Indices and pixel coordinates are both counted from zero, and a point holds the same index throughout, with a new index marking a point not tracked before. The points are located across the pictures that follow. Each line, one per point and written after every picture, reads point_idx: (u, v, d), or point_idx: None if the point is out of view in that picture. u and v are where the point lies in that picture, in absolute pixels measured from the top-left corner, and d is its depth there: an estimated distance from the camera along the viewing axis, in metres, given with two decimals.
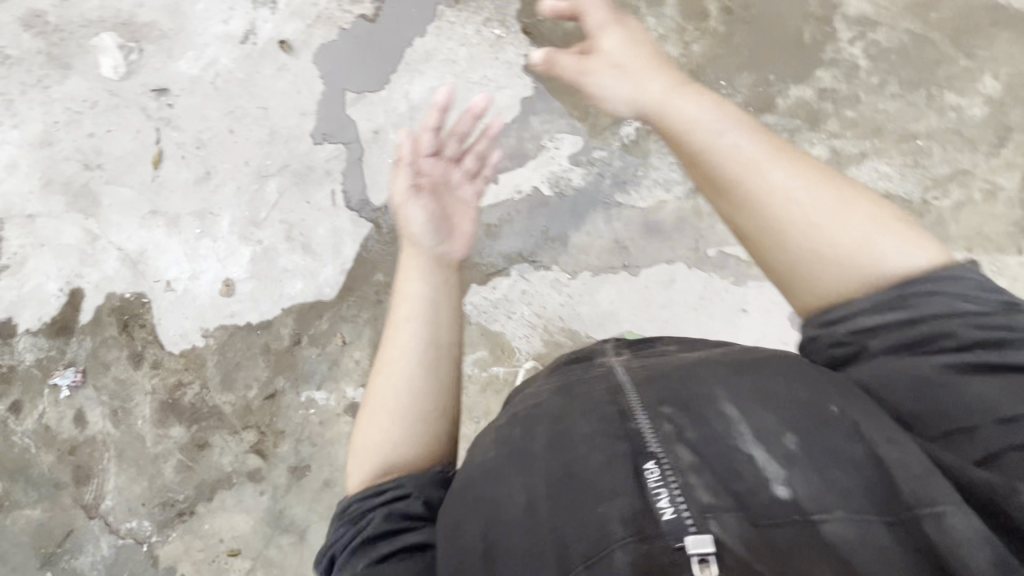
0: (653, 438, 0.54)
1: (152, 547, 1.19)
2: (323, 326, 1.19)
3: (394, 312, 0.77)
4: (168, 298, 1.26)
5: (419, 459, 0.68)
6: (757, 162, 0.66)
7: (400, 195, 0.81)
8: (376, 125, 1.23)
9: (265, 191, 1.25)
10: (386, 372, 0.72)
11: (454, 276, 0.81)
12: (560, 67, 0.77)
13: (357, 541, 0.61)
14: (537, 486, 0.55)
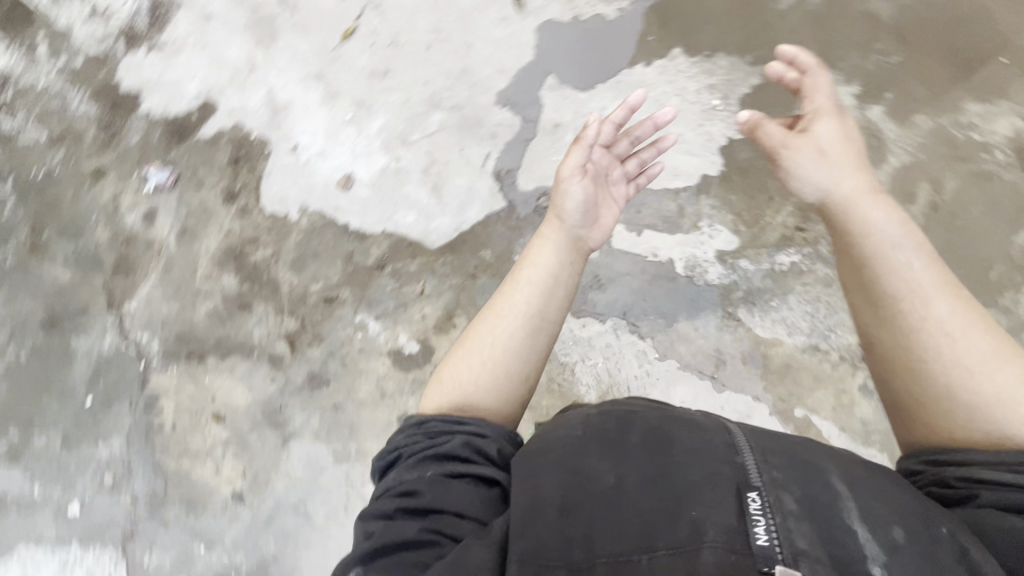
0: (756, 472, 0.59)
1: (149, 368, 1.18)
2: (411, 266, 1.20)
3: (519, 271, 0.85)
4: (286, 159, 1.25)
5: (500, 407, 0.78)
6: (924, 289, 0.72)
7: (566, 170, 0.90)
8: (560, 120, 1.22)
9: (427, 118, 1.24)
10: (499, 322, 0.81)
11: (581, 260, 0.90)
12: (765, 134, 0.87)
13: (428, 451, 0.68)
14: (628, 474, 0.61)
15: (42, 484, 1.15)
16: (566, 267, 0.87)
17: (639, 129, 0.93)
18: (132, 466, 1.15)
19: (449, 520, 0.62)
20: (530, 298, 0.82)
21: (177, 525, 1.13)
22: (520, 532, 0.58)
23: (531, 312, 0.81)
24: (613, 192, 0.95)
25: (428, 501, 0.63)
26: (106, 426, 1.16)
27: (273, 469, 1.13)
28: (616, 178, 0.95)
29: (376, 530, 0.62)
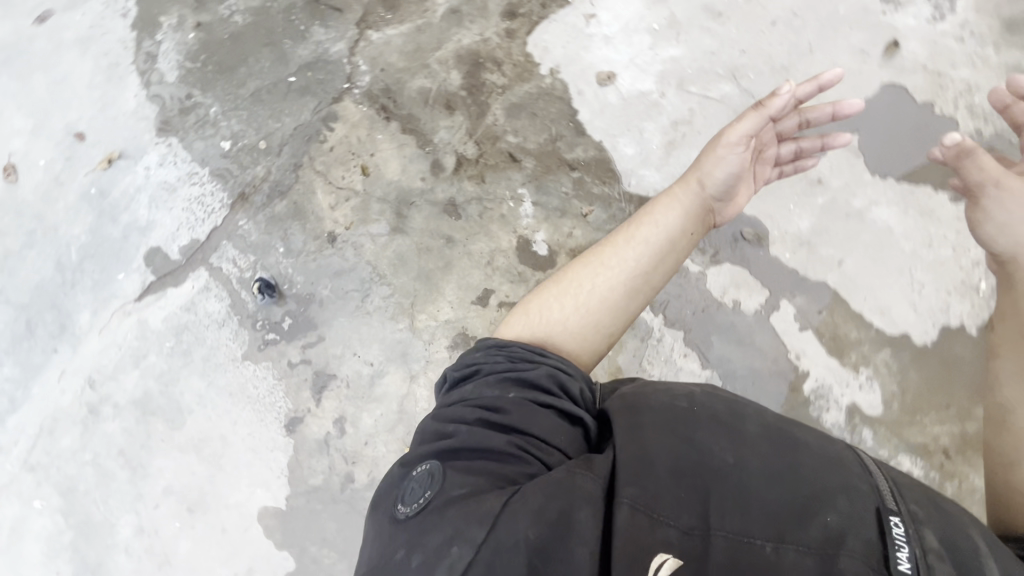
0: (895, 504, 0.57)
1: (348, 92, 1.26)
2: (594, 190, 1.16)
3: (634, 231, 0.81)
4: (576, 20, 1.22)
5: (580, 350, 0.76)
6: None
7: (729, 137, 0.81)
8: (826, 178, 1.10)
9: (717, 82, 1.16)
10: (602, 273, 0.78)
11: (699, 232, 0.84)
12: (977, 165, 0.76)
13: (511, 375, 0.69)
14: (750, 459, 0.60)
15: (216, 110, 1.28)
16: (686, 236, 0.81)
17: (815, 112, 0.84)
18: (282, 149, 1.24)
19: (536, 442, 0.63)
20: (642, 260, 0.78)
21: (275, 218, 1.21)
22: (629, 479, 0.57)
23: (635, 271, 0.78)
24: (756, 172, 0.88)
25: (513, 419, 0.64)
26: (286, 106, 1.26)
27: (366, 242, 1.19)
28: (766, 160, 0.88)
29: (458, 432, 0.64)
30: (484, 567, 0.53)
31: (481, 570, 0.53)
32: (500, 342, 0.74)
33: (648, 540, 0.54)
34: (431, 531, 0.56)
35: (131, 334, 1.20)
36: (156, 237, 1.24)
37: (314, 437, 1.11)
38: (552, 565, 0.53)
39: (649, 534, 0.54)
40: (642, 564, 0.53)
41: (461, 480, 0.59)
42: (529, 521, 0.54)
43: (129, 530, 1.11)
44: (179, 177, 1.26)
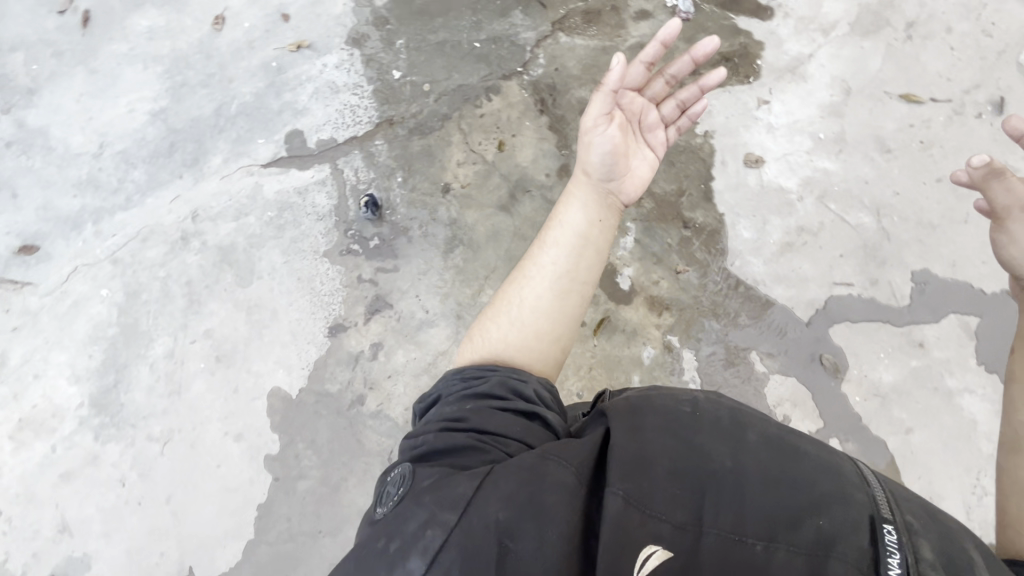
0: (890, 515, 0.59)
1: (518, 75, 1.34)
2: (696, 253, 1.15)
3: (546, 239, 0.83)
4: (750, 99, 1.24)
5: (530, 360, 0.79)
6: None
7: (591, 120, 0.86)
8: (929, 344, 1.06)
9: (859, 209, 1.14)
10: (529, 284, 0.81)
11: (613, 218, 0.87)
12: (998, 188, 0.77)
13: (465, 392, 0.73)
14: (750, 466, 0.61)
15: (402, 43, 1.39)
16: (596, 226, 0.83)
17: (675, 65, 0.91)
18: (439, 97, 1.34)
19: (494, 438, 0.66)
20: (565, 263, 0.81)
21: (407, 150, 1.30)
22: (624, 472, 0.58)
23: (559, 277, 0.81)
24: (649, 139, 0.92)
25: (468, 422, 0.68)
26: (460, 64, 1.36)
27: (473, 206, 1.25)
28: (650, 123, 0.91)
29: (424, 441, 0.67)
30: (458, 547, 0.54)
31: (455, 554, 0.53)
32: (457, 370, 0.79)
33: (638, 532, 0.55)
34: (408, 519, 0.57)
35: (245, 192, 1.30)
36: (303, 122, 1.36)
37: (348, 349, 1.16)
38: (525, 548, 0.54)
39: (641, 526, 0.56)
40: (633, 554, 0.54)
41: (429, 473, 0.61)
42: (500, 502, 0.56)
43: (162, 350, 1.19)
44: (346, 83, 1.38)
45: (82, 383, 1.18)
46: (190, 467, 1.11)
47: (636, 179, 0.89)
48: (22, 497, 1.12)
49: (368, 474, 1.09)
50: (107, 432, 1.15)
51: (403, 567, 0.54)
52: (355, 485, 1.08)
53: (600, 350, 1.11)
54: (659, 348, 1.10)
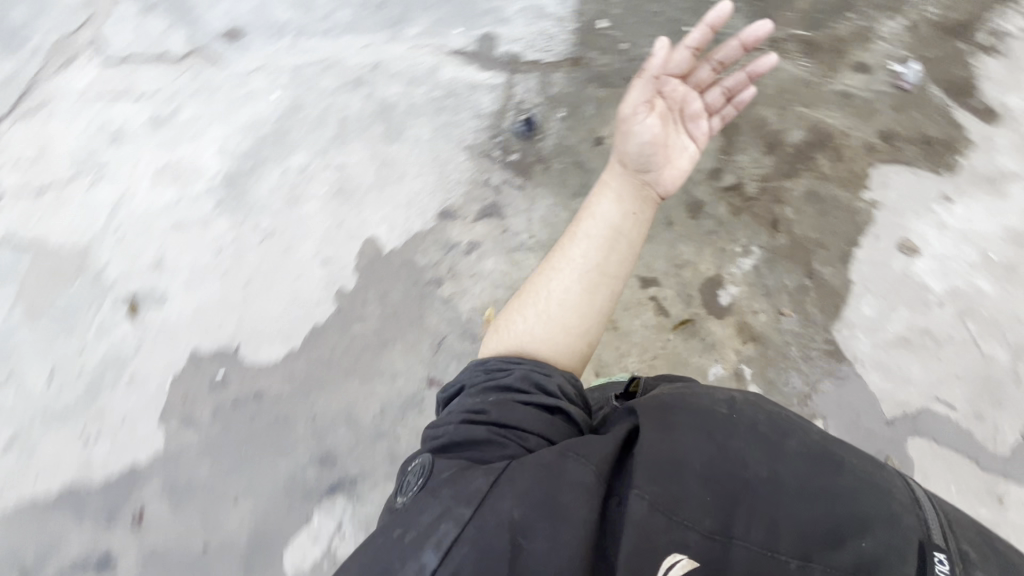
0: (943, 542, 0.63)
1: None
2: (808, 304, 1.11)
3: (575, 226, 0.88)
4: (934, 188, 1.17)
5: (556, 354, 0.84)
6: None
7: (628, 108, 0.88)
8: (1004, 501, 0.98)
9: (998, 343, 1.06)
10: (555, 279, 0.85)
11: (646, 211, 0.90)
12: None
13: (488, 385, 0.79)
14: (784, 477, 0.67)
15: None
16: (627, 218, 0.88)
17: (722, 53, 0.93)
18: (631, 60, 1.35)
19: (512, 431, 0.72)
20: (590, 261, 0.85)
21: (579, 93, 1.33)
22: (651, 477, 0.65)
23: (586, 264, 0.85)
24: (688, 129, 0.94)
25: (489, 416, 0.74)
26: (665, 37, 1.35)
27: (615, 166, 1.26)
28: (692, 112, 0.93)
29: (446, 431, 0.74)
30: (470, 543, 0.60)
31: (467, 547, 0.60)
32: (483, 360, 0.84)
33: (662, 535, 0.62)
34: (425, 511, 0.64)
35: (424, 66, 1.36)
36: (501, 29, 1.39)
37: (449, 235, 1.21)
38: (538, 543, 0.60)
39: (666, 532, 0.62)
40: (657, 557, 0.61)
41: (446, 466, 0.68)
42: (514, 500, 0.62)
43: (298, 162, 1.30)
44: (553, 10, 1.39)
45: (225, 159, 1.31)
46: (277, 266, 1.21)
47: (673, 175, 0.91)
48: (142, 224, 1.27)
49: (414, 347, 1.13)
50: (226, 206, 1.27)
51: (416, 561, 0.60)
52: (400, 350, 1.13)
53: (672, 345, 1.10)
54: (729, 372, 1.08)
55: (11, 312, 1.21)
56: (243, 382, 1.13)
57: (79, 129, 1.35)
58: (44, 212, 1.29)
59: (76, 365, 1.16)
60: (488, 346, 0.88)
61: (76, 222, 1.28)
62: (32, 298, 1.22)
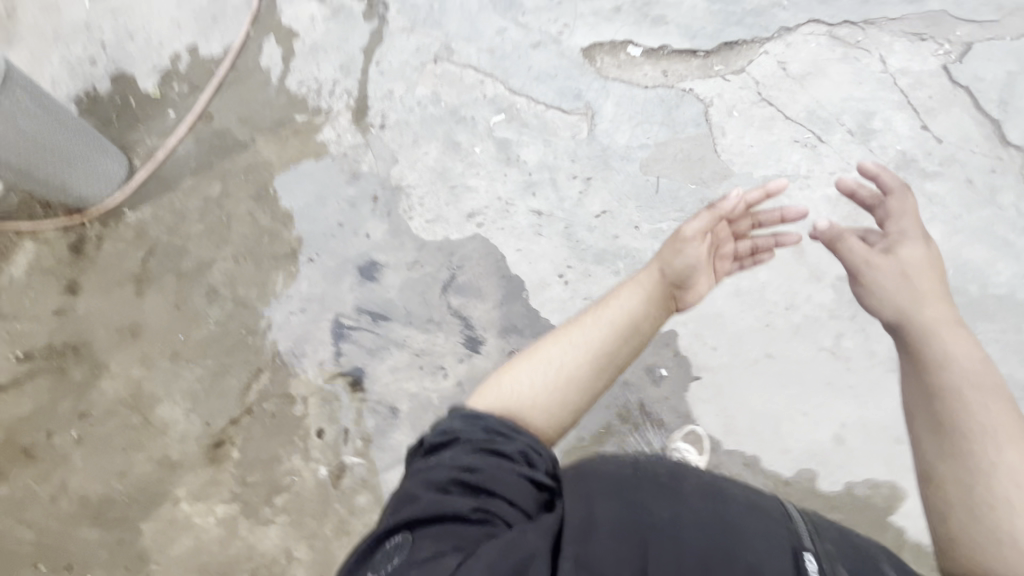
0: (812, 543, 0.64)
1: None
2: None
3: (592, 313, 0.90)
4: None
5: (546, 421, 0.82)
6: (940, 324, 0.77)
7: (692, 231, 0.93)
8: None
9: None
10: (564, 349, 0.85)
11: (662, 315, 0.93)
12: (845, 238, 0.88)
13: (482, 445, 0.72)
14: (681, 511, 0.65)
15: None
16: (650, 316, 0.91)
17: (765, 219, 0.97)
18: None
19: (501, 504, 0.67)
20: (597, 341, 0.86)
21: None
22: (574, 535, 0.62)
23: (597, 350, 0.86)
24: (716, 264, 0.97)
25: (482, 482, 0.68)
26: None
27: None
28: (725, 254, 0.98)
29: (428, 498, 0.67)
30: None
31: None
32: (465, 409, 0.78)
33: None
34: None
35: None
36: None
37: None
38: None
39: None
40: None
41: (426, 550, 0.62)
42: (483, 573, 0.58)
43: None
44: None
45: None
46: (796, 379, 1.05)
47: (697, 295, 0.95)
48: (777, 215, 1.14)
49: None
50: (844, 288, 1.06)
51: None
52: None
53: None
54: None
55: (640, 149, 1.27)
56: (664, 399, 1.07)
57: (851, 94, 1.23)
58: (743, 115, 1.26)
59: (617, 232, 1.22)
60: (477, 400, 0.83)
61: (749, 149, 1.24)
62: (658, 159, 1.26)
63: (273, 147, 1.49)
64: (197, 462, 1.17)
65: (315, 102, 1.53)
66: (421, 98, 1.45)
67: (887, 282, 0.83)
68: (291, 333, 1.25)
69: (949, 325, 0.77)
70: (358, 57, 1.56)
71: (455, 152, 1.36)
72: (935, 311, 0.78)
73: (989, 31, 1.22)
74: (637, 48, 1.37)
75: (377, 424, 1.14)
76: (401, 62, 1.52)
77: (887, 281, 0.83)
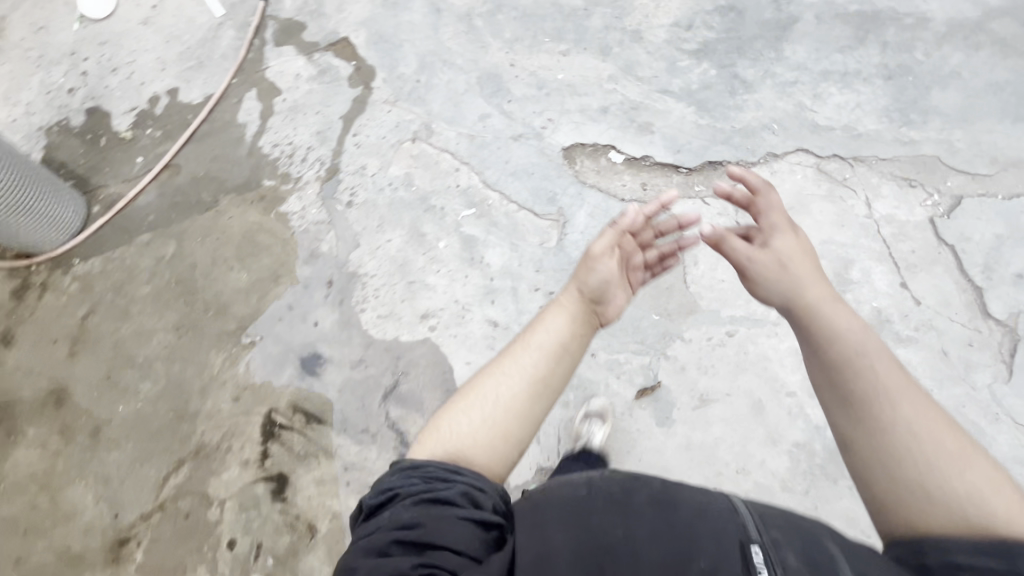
0: (758, 535, 0.58)
1: None
2: None
3: (521, 338, 0.77)
4: None
5: (490, 463, 0.69)
6: (829, 306, 0.70)
7: (602, 249, 0.81)
8: None
9: None
10: (499, 380, 0.73)
11: (595, 333, 0.81)
12: (729, 240, 0.79)
13: (419, 496, 0.64)
14: (634, 525, 0.60)
15: None
16: (578, 335, 0.78)
17: (666, 229, 0.87)
18: None
19: (444, 556, 0.59)
20: (529, 371, 0.73)
21: None
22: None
23: (532, 377, 0.73)
24: (631, 274, 0.85)
25: (421, 534, 0.60)
26: None
27: None
28: (640, 268, 0.86)
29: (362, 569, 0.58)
30: None
31: None
32: (406, 462, 0.69)
33: None
34: None
35: None
36: None
37: None
38: None
39: None
40: None
41: None
42: None
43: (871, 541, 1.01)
44: None
45: None
46: None
47: (623, 307, 0.83)
48: (742, 360, 1.12)
49: None
50: (799, 457, 1.05)
51: None
52: None
53: None
54: None
55: None
56: None
57: (832, 236, 1.18)
58: None
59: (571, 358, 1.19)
60: (420, 449, 0.72)
61: (721, 283, 1.18)
62: None
63: (236, 212, 1.43)
64: (97, 560, 1.11)
65: (285, 167, 1.47)
66: (393, 179, 1.41)
67: (773, 280, 0.75)
68: (219, 425, 1.19)
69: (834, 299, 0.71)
70: (336, 124, 1.52)
71: (419, 243, 1.31)
72: (819, 290, 0.72)
73: (982, 187, 1.19)
74: (618, 154, 1.34)
75: (291, 543, 1.09)
76: (379, 137, 1.48)
77: (773, 280, 0.75)
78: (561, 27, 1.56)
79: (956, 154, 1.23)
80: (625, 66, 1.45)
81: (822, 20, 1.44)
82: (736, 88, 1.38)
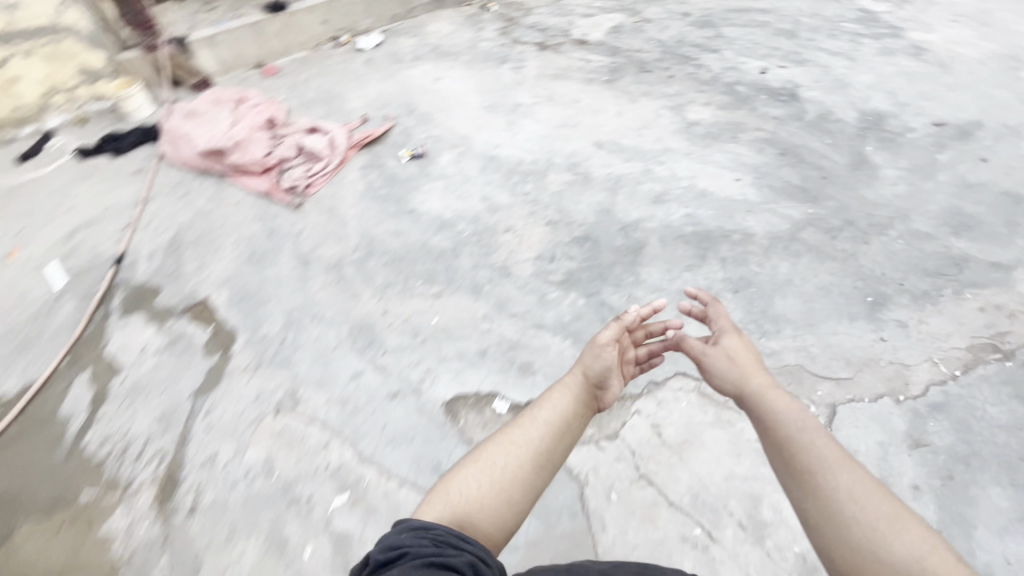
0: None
1: None
2: None
3: (524, 417, 0.96)
4: None
5: (490, 520, 0.84)
6: (768, 388, 0.90)
7: (606, 339, 1.03)
8: None
9: None
10: (506, 449, 0.91)
11: (583, 418, 0.99)
12: (689, 343, 1.03)
13: (433, 556, 0.69)
14: None
15: None
16: (575, 414, 0.97)
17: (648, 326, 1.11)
18: None
19: None
20: (535, 444, 0.92)
21: None
22: None
23: (535, 449, 0.91)
24: (621, 368, 1.07)
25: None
26: None
27: None
28: (629, 360, 1.10)
29: None
30: None
31: None
32: (414, 523, 0.76)
33: None
34: None
35: None
36: None
37: None
38: None
39: None
40: None
41: None
42: None
43: None
44: None
45: None
46: None
47: (608, 394, 1.03)
48: None
49: None
50: None
51: None
52: None
53: None
54: None
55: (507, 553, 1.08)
56: None
57: (733, 471, 1.12)
58: (623, 500, 1.10)
59: None
60: (424, 513, 0.85)
61: (635, 550, 1.05)
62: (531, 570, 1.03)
63: (35, 544, 1.15)
64: None
65: (114, 470, 1.24)
66: (248, 468, 1.20)
67: (722, 364, 0.97)
68: None
69: (767, 387, 0.90)
70: (184, 404, 1.33)
71: (279, 555, 1.08)
72: (761, 381, 0.92)
73: (847, 391, 1.24)
74: (503, 402, 1.27)
75: None
76: (235, 413, 1.30)
77: (721, 364, 0.97)
78: (433, 268, 1.60)
79: (813, 361, 1.30)
80: (497, 303, 1.48)
81: (666, 242, 1.61)
82: (607, 314, 1.43)
